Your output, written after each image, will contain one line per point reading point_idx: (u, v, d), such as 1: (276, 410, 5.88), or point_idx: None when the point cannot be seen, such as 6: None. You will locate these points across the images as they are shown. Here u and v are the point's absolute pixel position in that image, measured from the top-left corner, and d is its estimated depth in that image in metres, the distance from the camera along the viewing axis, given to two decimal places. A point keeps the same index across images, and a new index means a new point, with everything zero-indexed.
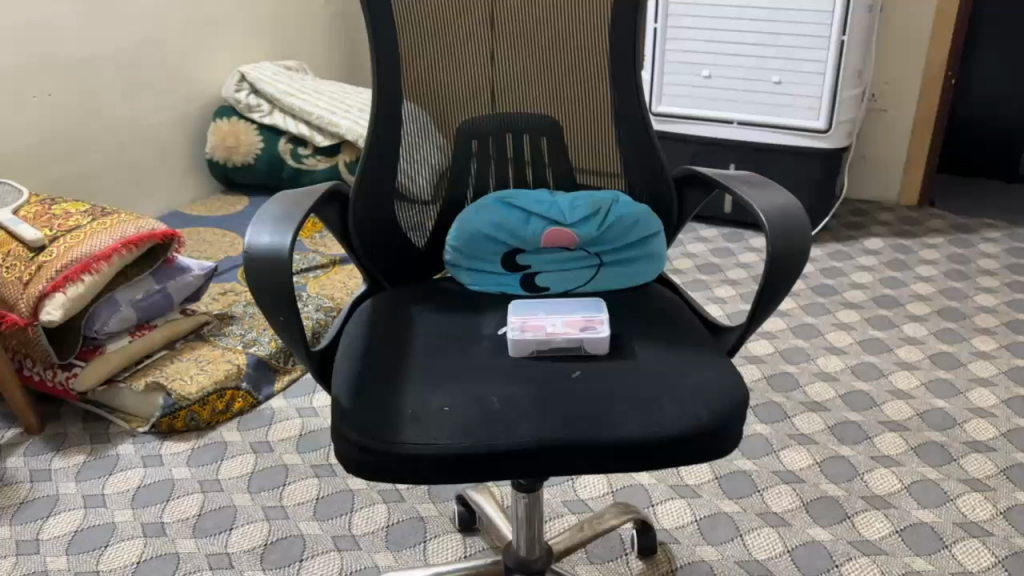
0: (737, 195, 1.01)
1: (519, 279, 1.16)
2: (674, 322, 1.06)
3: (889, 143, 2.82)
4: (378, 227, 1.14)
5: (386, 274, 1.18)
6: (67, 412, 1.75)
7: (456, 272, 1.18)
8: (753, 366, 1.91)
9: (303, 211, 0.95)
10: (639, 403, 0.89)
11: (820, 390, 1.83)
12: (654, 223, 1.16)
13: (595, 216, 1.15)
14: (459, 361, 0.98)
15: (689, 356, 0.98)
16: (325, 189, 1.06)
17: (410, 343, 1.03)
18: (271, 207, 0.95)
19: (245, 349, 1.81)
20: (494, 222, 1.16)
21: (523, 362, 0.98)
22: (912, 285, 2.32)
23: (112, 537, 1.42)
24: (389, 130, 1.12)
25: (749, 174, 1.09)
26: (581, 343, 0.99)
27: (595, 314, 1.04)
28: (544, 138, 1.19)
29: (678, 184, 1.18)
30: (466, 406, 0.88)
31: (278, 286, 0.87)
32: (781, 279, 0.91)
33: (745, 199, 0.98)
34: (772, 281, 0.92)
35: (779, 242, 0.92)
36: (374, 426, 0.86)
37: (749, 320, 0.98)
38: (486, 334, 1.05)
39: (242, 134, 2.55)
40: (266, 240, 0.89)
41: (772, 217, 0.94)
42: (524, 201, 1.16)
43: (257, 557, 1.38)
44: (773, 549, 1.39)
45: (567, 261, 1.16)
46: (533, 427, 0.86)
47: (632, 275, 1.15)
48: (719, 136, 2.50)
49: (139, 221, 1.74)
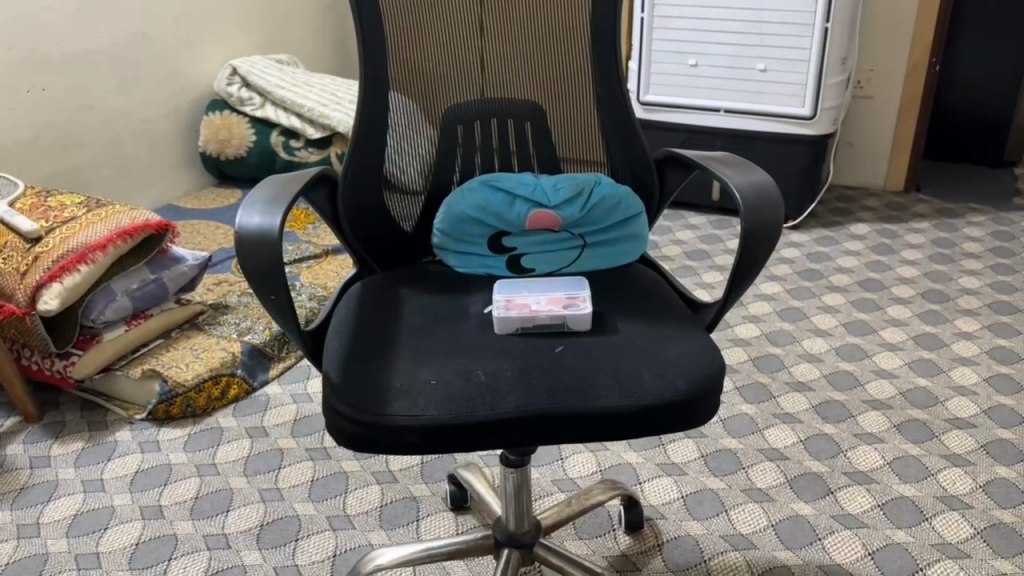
0: (715, 174, 1.04)
1: (505, 260, 1.19)
2: (655, 300, 1.09)
3: (874, 130, 2.86)
4: (367, 211, 1.17)
5: (376, 258, 1.21)
6: (64, 401, 1.78)
7: (444, 254, 1.21)
8: (739, 349, 1.94)
9: (291, 193, 0.98)
10: (621, 374, 0.92)
11: (802, 371, 1.86)
12: (635, 203, 1.18)
13: (579, 197, 1.18)
14: (446, 339, 1.01)
15: (669, 331, 1.01)
16: (314, 174, 1.08)
17: (398, 322, 1.06)
18: (262, 190, 0.98)
19: (240, 337, 1.84)
20: (479, 205, 1.18)
21: (509, 338, 1.01)
22: (897, 268, 2.36)
23: (111, 520, 1.45)
24: (377, 116, 1.14)
25: (726, 154, 1.13)
26: (565, 320, 1.02)
27: (578, 292, 1.07)
28: (529, 123, 1.22)
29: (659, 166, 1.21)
30: (452, 380, 0.92)
31: (269, 266, 0.90)
32: (756, 253, 0.95)
33: (724, 179, 1.01)
34: (749, 259, 0.95)
35: (753, 217, 0.95)
36: (363, 399, 0.89)
37: (727, 295, 1.01)
38: (473, 314, 1.08)
39: (234, 127, 2.57)
40: (256, 221, 0.92)
41: (748, 193, 0.97)
42: (508, 184, 1.18)
43: (253, 538, 1.41)
44: (757, 524, 1.43)
45: (552, 242, 1.19)
46: (517, 398, 0.89)
47: (615, 255, 1.18)
48: (706, 124, 2.53)
49: (133, 212, 1.77)
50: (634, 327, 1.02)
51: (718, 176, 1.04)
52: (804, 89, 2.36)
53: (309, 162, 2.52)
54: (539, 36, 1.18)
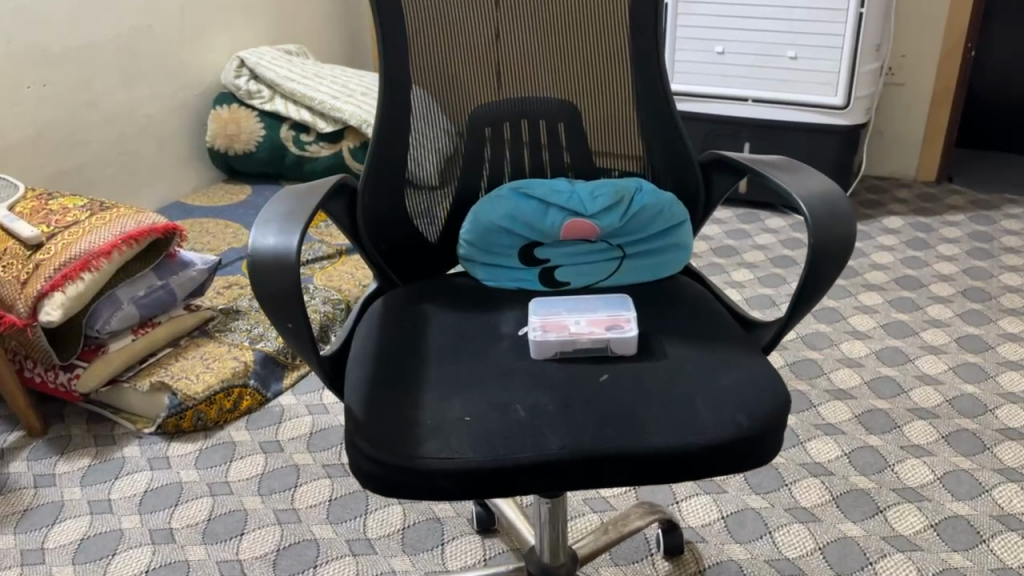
0: (770, 183, 0.95)
1: (538, 273, 1.10)
2: (704, 319, 1.00)
3: (906, 117, 2.74)
4: (388, 220, 1.08)
5: (397, 271, 1.12)
6: (70, 413, 1.71)
7: (471, 267, 1.12)
8: (775, 352, 1.85)
9: (308, 208, 0.89)
10: (674, 408, 0.83)
11: (841, 377, 1.77)
12: (679, 211, 1.09)
13: (619, 205, 1.08)
14: (477, 365, 0.92)
15: (722, 355, 0.92)
16: (332, 182, 1.00)
17: (425, 346, 0.97)
18: (277, 205, 0.89)
19: (252, 345, 1.76)
20: (510, 215, 1.09)
21: (548, 365, 0.92)
22: (934, 264, 2.26)
23: (120, 544, 1.38)
24: (398, 117, 1.05)
25: (779, 158, 1.03)
26: (608, 343, 0.93)
27: (622, 312, 0.98)
28: (561, 124, 1.12)
29: (705, 169, 1.11)
30: (487, 415, 0.83)
31: (285, 292, 0.81)
32: (826, 271, 0.86)
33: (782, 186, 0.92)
34: (814, 276, 0.86)
35: (820, 233, 0.86)
36: (390, 439, 0.81)
37: (788, 314, 0.92)
38: (506, 334, 0.99)
39: (242, 121, 2.48)
40: (271, 241, 0.83)
41: (814, 205, 0.88)
42: (541, 191, 1.09)
43: (269, 564, 1.34)
44: (804, 547, 1.35)
45: (589, 253, 1.10)
46: (561, 436, 0.80)
47: (657, 267, 1.09)
48: (733, 114, 2.42)
49: (139, 215, 1.69)
50: (685, 351, 0.93)
51: (774, 184, 0.94)
52: (836, 77, 2.25)
53: (321, 159, 2.44)
54: (571, 26, 1.09)
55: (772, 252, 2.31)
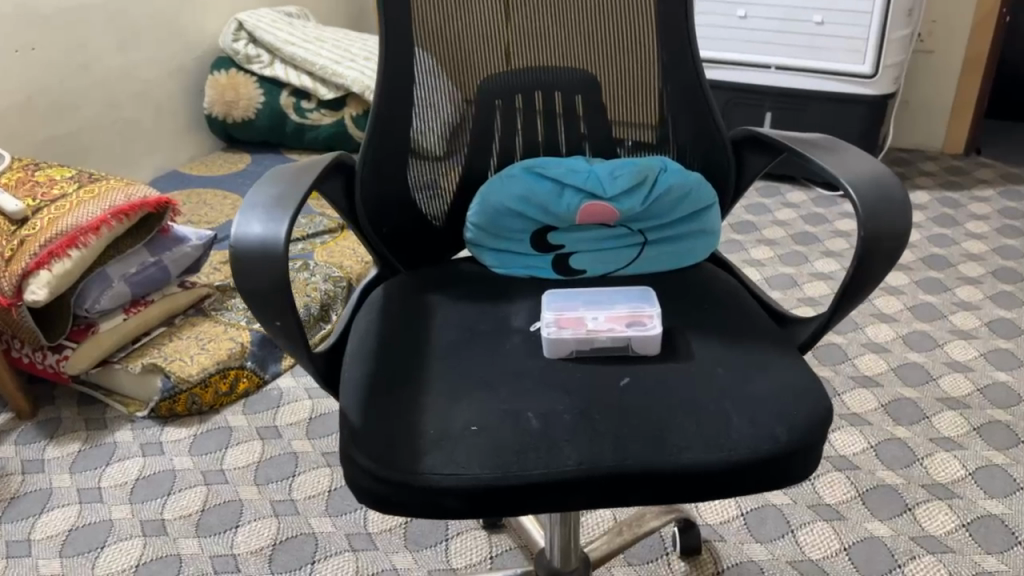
0: (811, 164, 0.86)
1: (552, 260, 1.01)
2: (734, 316, 0.92)
3: (934, 86, 2.62)
4: (389, 202, 1.00)
5: (399, 257, 1.04)
6: (61, 395, 1.64)
7: (480, 252, 1.04)
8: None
9: (299, 193, 0.80)
10: (703, 418, 0.75)
11: (867, 364, 1.69)
12: (707, 194, 1.00)
13: (641, 187, 0.99)
14: (485, 364, 0.84)
15: (754, 356, 0.84)
16: (327, 161, 0.91)
17: (428, 341, 0.89)
18: (265, 189, 0.81)
19: (249, 325, 1.68)
20: (522, 197, 1.00)
21: (564, 367, 0.83)
22: (963, 243, 2.16)
23: (110, 536, 1.32)
24: (401, 89, 0.97)
25: (818, 135, 0.94)
26: (629, 342, 0.85)
27: (644, 307, 0.90)
28: (579, 97, 1.03)
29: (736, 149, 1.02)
30: (496, 424, 0.75)
31: (272, 287, 0.73)
32: (877, 265, 0.78)
33: (826, 169, 0.83)
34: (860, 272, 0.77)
35: (870, 224, 0.77)
36: (389, 451, 0.73)
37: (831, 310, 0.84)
38: (517, 329, 0.91)
39: (242, 87, 2.38)
40: (257, 230, 0.74)
41: (864, 191, 0.79)
42: (556, 171, 1.00)
43: (265, 560, 1.27)
44: (828, 547, 1.28)
45: (608, 239, 1.01)
46: (578, 450, 0.72)
47: (681, 255, 1.00)
48: (753, 83, 2.31)
49: (130, 188, 1.61)
50: (715, 352, 0.85)
51: (815, 166, 0.85)
52: (865, 44, 2.14)
53: (322, 126, 2.36)
54: None
55: (793, 228, 2.22)
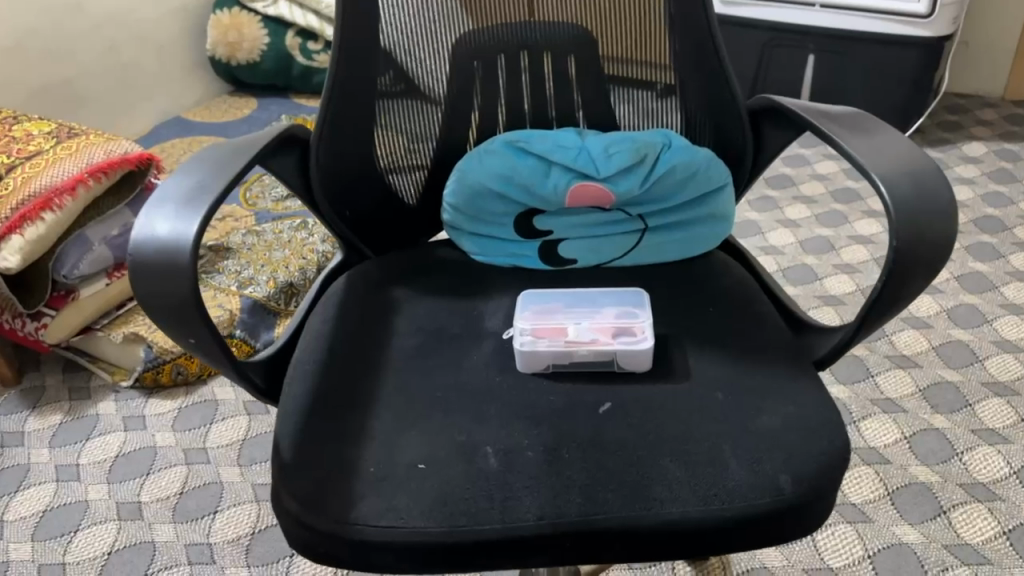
0: (838, 148, 0.71)
1: (537, 248, 0.89)
2: (742, 323, 0.79)
3: (998, 25, 2.39)
4: (352, 181, 0.88)
5: (365, 241, 0.92)
6: (47, 360, 1.57)
7: (457, 236, 0.91)
8: (830, 309, 1.62)
9: (223, 183, 0.68)
10: (694, 460, 0.63)
11: (906, 342, 1.54)
12: (718, 173, 0.86)
13: (640, 166, 0.85)
14: (445, 380, 0.73)
15: (762, 379, 0.71)
16: (271, 138, 0.79)
17: (385, 348, 0.77)
18: (183, 177, 0.69)
19: (240, 291, 1.59)
20: (503, 176, 0.87)
21: (537, 388, 0.71)
22: (1020, 203, 1.97)
23: (85, 519, 1.25)
24: (363, 50, 0.83)
25: (849, 109, 0.79)
26: (614, 357, 0.73)
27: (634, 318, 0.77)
28: (572, 57, 0.88)
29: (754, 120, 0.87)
30: (448, 462, 0.64)
31: (178, 300, 0.62)
32: (912, 280, 0.64)
33: (854, 153, 0.69)
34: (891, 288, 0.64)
35: (907, 230, 0.63)
36: (322, 495, 0.62)
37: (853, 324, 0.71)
38: (491, 334, 0.80)
39: (245, 27, 2.24)
40: (162, 231, 0.63)
41: (901, 189, 0.64)
42: (543, 146, 0.86)
43: (242, 551, 1.20)
44: (851, 555, 1.17)
45: (601, 225, 0.88)
46: (541, 501, 0.61)
47: (686, 244, 0.87)
48: (798, 22, 2.10)
49: (110, 143, 1.50)
50: (716, 371, 0.72)
51: (842, 151, 0.70)
52: None
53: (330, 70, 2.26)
54: None
55: (833, 183, 2.04)
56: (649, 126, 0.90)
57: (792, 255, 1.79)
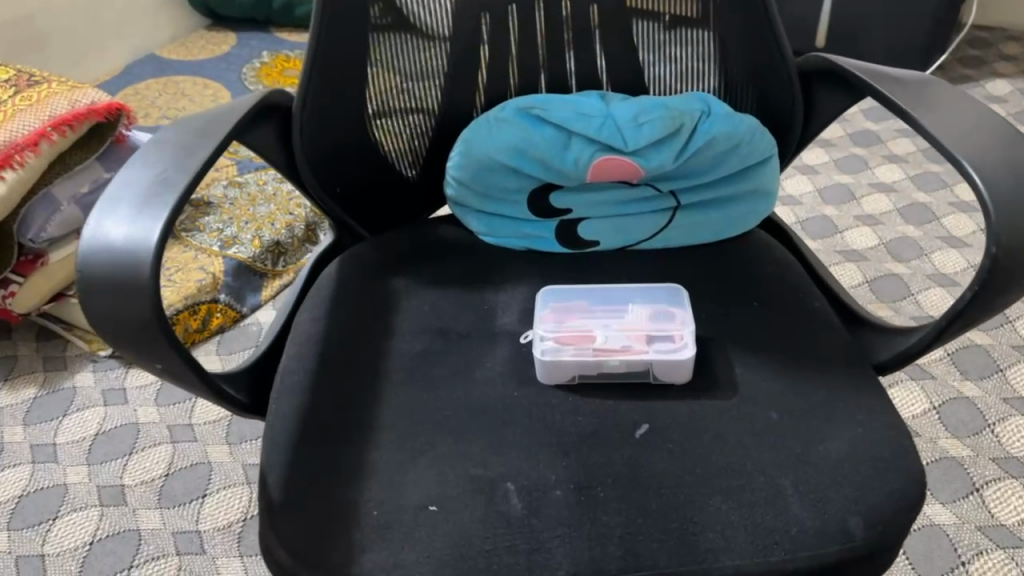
0: (911, 124, 0.60)
1: (554, 228, 0.79)
2: (792, 322, 0.69)
3: None
4: (343, 153, 0.77)
5: (357, 219, 0.82)
6: (18, 328, 1.47)
7: (463, 213, 0.81)
8: (852, 266, 1.53)
9: (187, 176, 0.57)
10: (749, 499, 0.55)
11: (932, 302, 1.46)
12: (763, 144, 0.75)
13: (675, 138, 0.74)
14: (457, 395, 0.64)
15: (820, 395, 0.62)
16: (248, 109, 0.68)
17: (387, 354, 0.68)
18: (142, 168, 0.59)
19: (223, 252, 1.48)
20: (516, 148, 0.76)
21: (565, 405, 0.62)
22: None
23: (63, 505, 1.18)
24: (352, 4, 0.71)
25: (917, 73, 0.68)
26: (650, 367, 0.64)
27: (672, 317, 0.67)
28: (594, 8, 0.76)
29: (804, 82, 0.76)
30: (464, 503, 0.55)
31: (139, 323, 0.52)
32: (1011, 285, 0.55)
33: (933, 134, 0.58)
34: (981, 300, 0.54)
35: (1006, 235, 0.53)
36: (319, 546, 0.54)
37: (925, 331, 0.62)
38: (506, 336, 0.70)
39: None
40: (117, 237, 0.53)
41: (998, 180, 0.55)
42: (562, 113, 0.75)
43: (234, 539, 1.14)
44: None
45: (628, 203, 0.78)
46: (574, 554, 0.52)
47: (722, 224, 0.77)
48: None
49: (74, 93, 1.38)
50: (768, 385, 0.63)
51: (917, 128, 0.60)
52: None
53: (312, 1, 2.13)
54: None
55: (852, 125, 1.93)
56: (681, 88, 0.79)
57: (810, 205, 1.69)
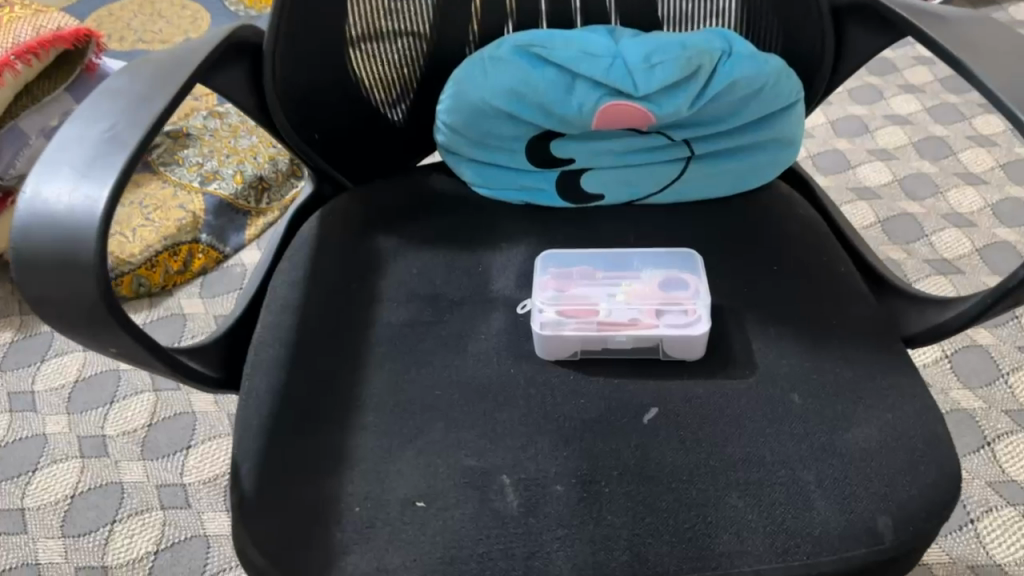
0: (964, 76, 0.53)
1: (555, 179, 0.72)
2: (816, 291, 0.63)
3: None
4: (322, 96, 0.69)
5: (340, 168, 0.75)
6: None
7: (455, 161, 0.74)
8: (864, 205, 1.47)
9: (139, 134, 0.50)
10: (768, 496, 0.50)
11: (946, 243, 1.40)
12: (789, 89, 0.68)
13: (691, 81, 0.66)
14: (448, 372, 0.58)
15: (846, 377, 0.56)
16: (212, 47, 0.60)
17: (372, 324, 0.62)
18: (88, 123, 0.51)
19: (203, 187, 1.41)
20: (513, 91, 0.68)
21: (567, 385, 0.57)
22: None
23: (43, 456, 1.14)
24: None
25: (969, 12, 0.60)
26: (660, 343, 0.58)
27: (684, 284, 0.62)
28: None
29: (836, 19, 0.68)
30: (455, 499, 0.50)
31: (86, 305, 0.46)
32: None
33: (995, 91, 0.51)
34: None
35: None
36: (295, 547, 0.49)
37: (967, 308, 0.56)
38: (502, 303, 0.64)
39: None
40: (58, 205, 0.47)
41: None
42: (565, 52, 0.67)
43: (221, 494, 1.10)
44: None
45: (637, 152, 0.71)
46: (576, 558, 0.48)
47: (738, 175, 0.71)
48: None
49: (39, 18, 1.28)
50: (790, 364, 0.57)
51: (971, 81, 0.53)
52: None
53: None
54: None
55: None
56: (697, 24, 0.71)
57: (823, 139, 1.61)
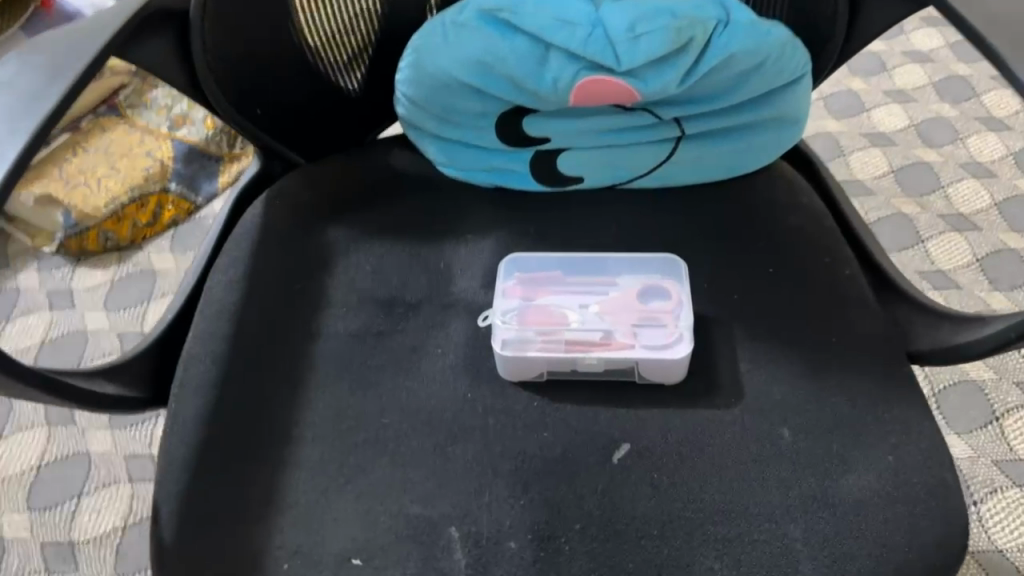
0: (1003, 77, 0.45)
1: (529, 159, 0.64)
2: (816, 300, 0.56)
3: None
4: (262, 67, 0.61)
5: (290, 144, 0.67)
6: None
7: (418, 137, 0.66)
8: (877, 151, 1.30)
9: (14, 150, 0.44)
10: (749, 558, 0.44)
11: (967, 193, 1.24)
12: (795, 62, 0.59)
13: (682, 55, 0.57)
14: (399, 397, 0.52)
15: (846, 410, 0.50)
16: (125, 22, 0.52)
17: (319, 335, 0.56)
18: None
19: (172, 133, 1.32)
20: (478, 63, 0.60)
21: (529, 415, 0.50)
22: None
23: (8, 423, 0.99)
24: None
25: None
26: (635, 366, 0.51)
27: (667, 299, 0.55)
28: None
29: None
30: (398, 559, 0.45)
31: None
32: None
33: None
34: None
35: None
36: None
37: (994, 336, 0.49)
38: (464, 310, 0.57)
39: None
40: None
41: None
42: (537, 19, 0.58)
43: None
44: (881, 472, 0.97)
45: (620, 130, 0.63)
46: None
47: (734, 157, 0.63)
48: None
49: None
50: (783, 392, 0.51)
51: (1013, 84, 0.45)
52: None
53: None
54: None
55: None
56: None
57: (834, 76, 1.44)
